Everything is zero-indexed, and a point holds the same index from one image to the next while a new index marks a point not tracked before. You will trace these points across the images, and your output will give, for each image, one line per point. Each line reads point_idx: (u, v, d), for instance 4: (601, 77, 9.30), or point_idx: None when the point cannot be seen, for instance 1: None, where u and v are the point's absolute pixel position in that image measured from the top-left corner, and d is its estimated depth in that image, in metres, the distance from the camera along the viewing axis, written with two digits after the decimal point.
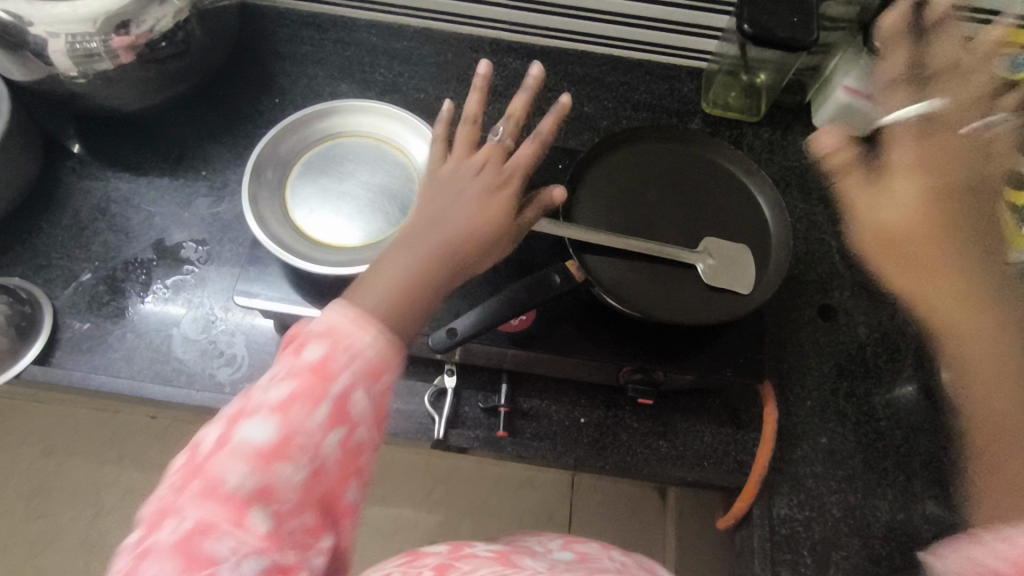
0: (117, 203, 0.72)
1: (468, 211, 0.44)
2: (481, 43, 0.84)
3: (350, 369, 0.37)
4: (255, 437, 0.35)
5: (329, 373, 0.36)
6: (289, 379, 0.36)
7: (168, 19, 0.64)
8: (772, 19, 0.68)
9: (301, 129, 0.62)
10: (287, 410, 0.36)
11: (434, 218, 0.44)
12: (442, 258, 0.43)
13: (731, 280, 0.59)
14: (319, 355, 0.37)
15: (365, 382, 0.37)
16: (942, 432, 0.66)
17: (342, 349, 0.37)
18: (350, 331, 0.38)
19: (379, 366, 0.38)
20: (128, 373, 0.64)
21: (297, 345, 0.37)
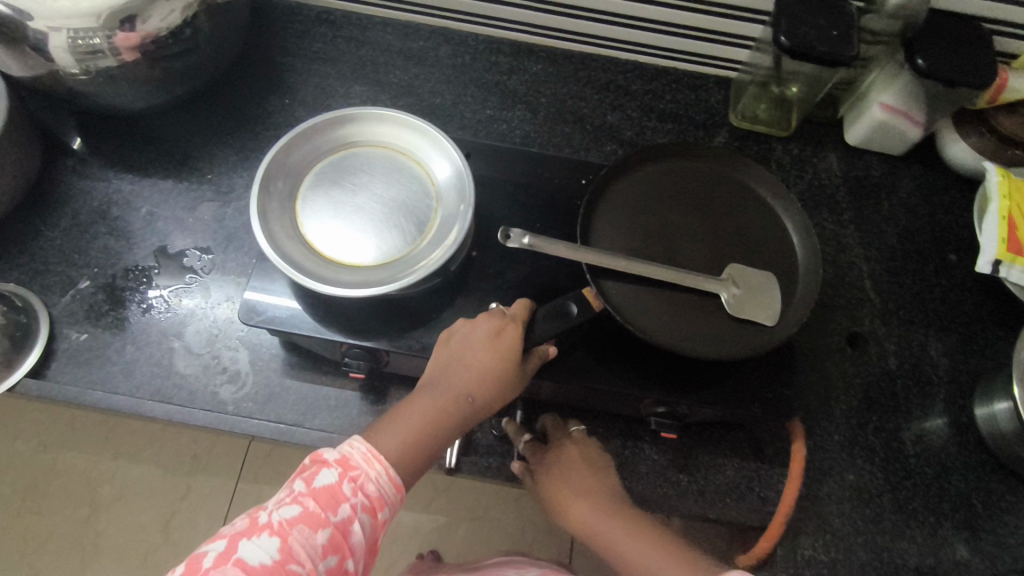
0: (117, 206, 0.69)
1: (468, 378, 0.50)
2: (501, 46, 0.81)
3: (354, 501, 0.42)
4: (256, 554, 0.39)
5: (338, 500, 0.42)
6: (299, 503, 0.41)
7: (176, 15, 0.61)
8: (811, 32, 0.64)
9: (315, 137, 0.59)
10: (292, 532, 0.40)
11: (441, 379, 0.51)
12: (443, 418, 0.50)
13: (756, 311, 0.55)
14: (332, 481, 0.42)
15: (364, 514, 0.42)
16: (973, 470, 0.63)
17: (353, 478, 0.43)
18: (363, 465, 0.44)
19: (381, 500, 0.44)
20: (127, 388, 0.61)
21: (315, 468, 0.43)
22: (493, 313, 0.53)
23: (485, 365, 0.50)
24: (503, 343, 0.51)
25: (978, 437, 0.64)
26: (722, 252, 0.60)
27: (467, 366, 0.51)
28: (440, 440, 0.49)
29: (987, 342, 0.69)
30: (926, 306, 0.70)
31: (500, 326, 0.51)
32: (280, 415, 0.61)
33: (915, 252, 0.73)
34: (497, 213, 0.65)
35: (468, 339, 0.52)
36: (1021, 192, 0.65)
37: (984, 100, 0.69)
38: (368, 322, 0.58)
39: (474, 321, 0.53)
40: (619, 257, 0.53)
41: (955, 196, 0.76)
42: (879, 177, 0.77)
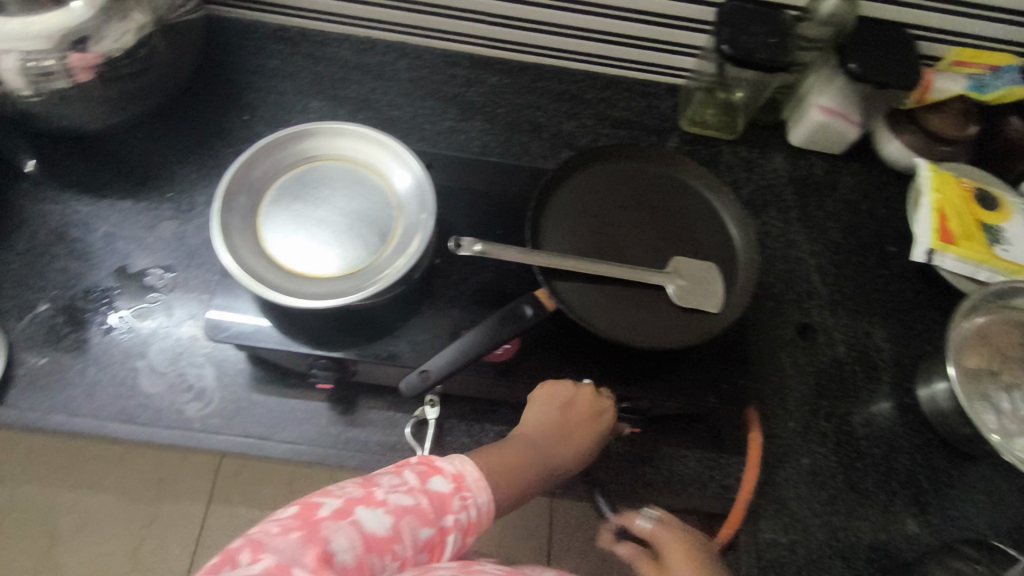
0: (74, 227, 0.68)
1: (565, 439, 0.56)
2: (457, 59, 0.83)
3: (457, 516, 0.46)
4: (370, 526, 0.42)
5: (446, 507, 0.45)
6: (412, 496, 0.44)
7: (130, 34, 0.62)
8: (751, 40, 0.68)
9: (274, 153, 0.60)
10: (405, 519, 0.43)
11: (536, 444, 0.55)
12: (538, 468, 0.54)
13: (700, 300, 0.58)
14: (445, 489, 0.46)
15: (459, 533, 0.46)
16: (919, 448, 0.67)
17: (462, 496, 0.46)
18: (474, 488, 0.47)
19: (475, 525, 0.47)
20: (90, 410, 0.60)
21: (432, 472, 0.46)
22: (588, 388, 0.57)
23: (577, 430, 0.56)
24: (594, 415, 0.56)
25: (922, 416, 0.68)
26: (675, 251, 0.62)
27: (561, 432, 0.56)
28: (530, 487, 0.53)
29: (926, 327, 0.73)
30: (869, 295, 0.74)
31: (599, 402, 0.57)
32: (247, 429, 0.61)
33: (857, 246, 0.77)
34: (459, 221, 0.67)
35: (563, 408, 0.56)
36: (950, 186, 0.70)
37: (913, 100, 0.74)
38: (333, 333, 0.58)
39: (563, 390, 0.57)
40: (567, 259, 0.56)
41: (893, 190, 0.80)
42: (821, 176, 0.81)
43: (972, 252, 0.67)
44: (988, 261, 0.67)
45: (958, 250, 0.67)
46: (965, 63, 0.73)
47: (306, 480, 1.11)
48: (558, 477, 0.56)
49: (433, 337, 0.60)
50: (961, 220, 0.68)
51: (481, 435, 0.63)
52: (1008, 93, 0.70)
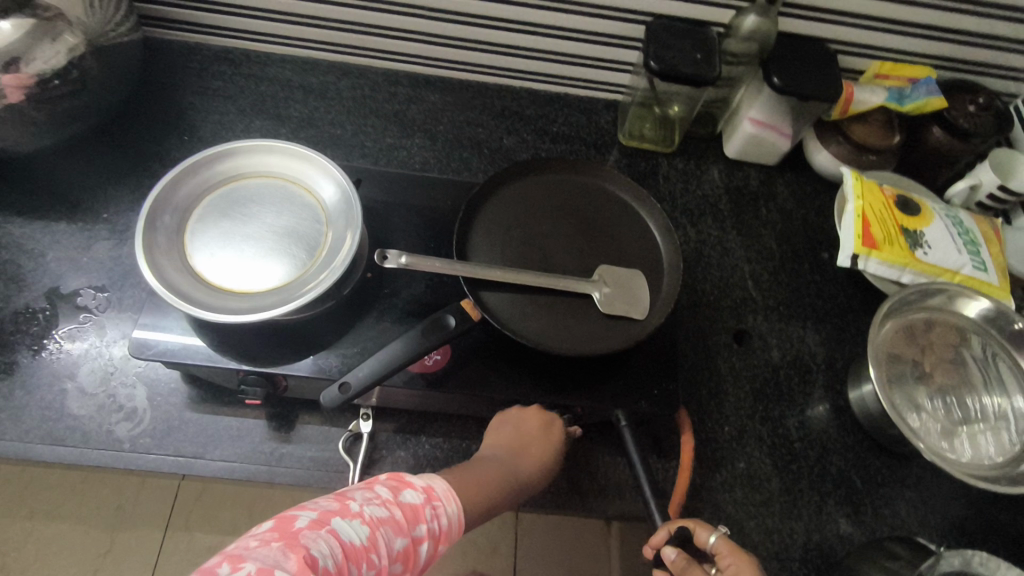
0: (7, 249, 0.68)
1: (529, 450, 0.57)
2: (399, 78, 0.85)
3: (429, 526, 0.46)
4: (349, 535, 0.41)
5: (419, 518, 0.46)
6: (387, 507, 0.44)
7: (59, 56, 0.63)
8: (677, 56, 0.70)
9: (202, 172, 0.60)
10: (380, 529, 0.43)
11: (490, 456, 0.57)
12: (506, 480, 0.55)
13: (625, 307, 0.59)
14: (417, 501, 0.46)
15: (433, 542, 0.46)
16: (852, 449, 0.68)
17: (433, 507, 0.47)
18: (444, 499, 0.47)
19: (446, 535, 0.47)
20: (15, 434, 0.59)
21: (404, 486, 0.47)
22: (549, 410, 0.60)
23: (538, 446, 0.58)
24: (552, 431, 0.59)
25: (853, 417, 0.69)
26: (602, 260, 0.64)
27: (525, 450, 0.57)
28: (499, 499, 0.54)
29: (858, 330, 0.75)
30: (803, 301, 0.76)
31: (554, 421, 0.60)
32: (179, 448, 0.60)
33: (791, 252, 0.79)
34: (395, 235, 0.68)
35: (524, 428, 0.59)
36: (873, 193, 0.72)
37: (837, 111, 0.76)
38: (262, 348, 0.59)
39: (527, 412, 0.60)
40: (491, 269, 0.57)
41: (825, 199, 0.83)
42: (756, 185, 0.83)
43: (894, 256, 0.70)
44: (909, 264, 0.70)
45: (881, 254, 0.69)
46: (885, 76, 0.77)
47: (264, 503, 1.09)
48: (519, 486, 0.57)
49: (365, 349, 0.60)
50: (884, 226, 0.71)
51: (417, 448, 0.63)
52: (926, 103, 0.74)
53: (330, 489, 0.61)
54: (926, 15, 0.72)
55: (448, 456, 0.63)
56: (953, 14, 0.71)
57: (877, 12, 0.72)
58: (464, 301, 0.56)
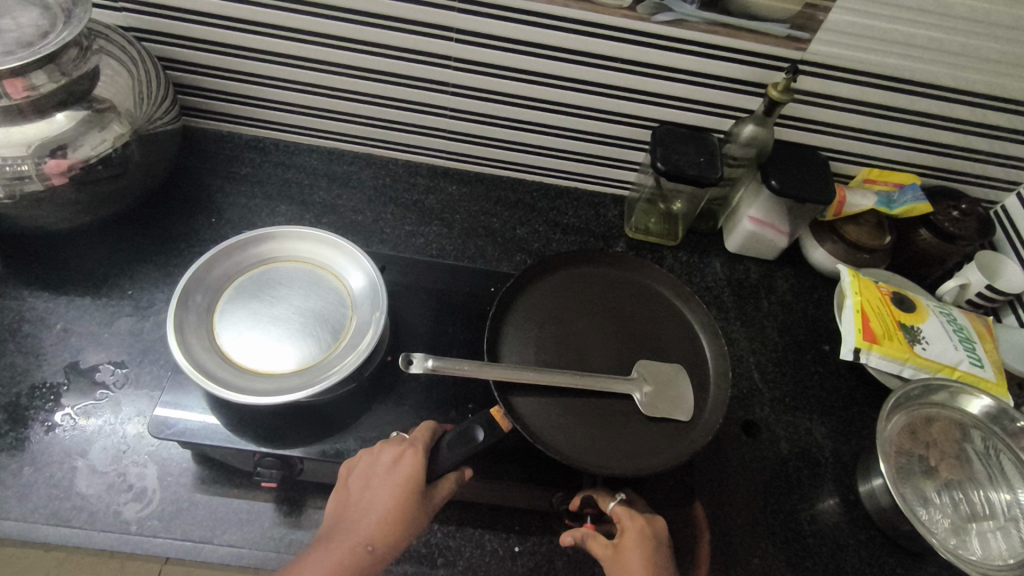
0: (30, 322, 0.69)
1: (373, 500, 0.54)
2: (418, 169, 0.90)
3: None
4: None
5: None
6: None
7: (106, 143, 0.66)
8: (682, 158, 0.75)
9: (235, 255, 0.64)
10: None
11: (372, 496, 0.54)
12: (346, 559, 0.52)
13: (669, 409, 0.62)
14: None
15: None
16: (865, 546, 0.68)
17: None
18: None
19: None
20: (20, 513, 0.58)
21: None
22: (393, 442, 0.57)
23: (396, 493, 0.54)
24: (406, 466, 0.54)
25: (865, 513, 0.69)
26: (634, 356, 0.67)
27: (371, 503, 0.53)
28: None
29: (863, 423, 0.76)
30: (808, 392, 0.78)
31: (401, 452, 0.55)
32: (187, 532, 0.59)
33: (794, 344, 0.82)
34: (412, 318, 0.70)
35: (373, 472, 0.55)
36: (870, 290, 0.76)
37: (831, 213, 0.81)
38: (281, 429, 0.59)
39: (378, 445, 0.57)
40: (523, 371, 0.60)
41: (823, 293, 0.87)
42: (757, 279, 0.87)
43: (895, 350, 0.72)
44: (910, 359, 0.72)
45: (881, 348, 0.72)
46: (874, 180, 0.83)
47: None
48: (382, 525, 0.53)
49: (382, 434, 0.61)
50: (883, 321, 0.74)
51: (429, 536, 0.61)
52: (913, 207, 0.79)
53: None
54: (910, 129, 0.78)
55: (461, 547, 0.61)
56: (934, 130, 0.78)
57: (865, 126, 0.78)
58: (495, 409, 0.57)
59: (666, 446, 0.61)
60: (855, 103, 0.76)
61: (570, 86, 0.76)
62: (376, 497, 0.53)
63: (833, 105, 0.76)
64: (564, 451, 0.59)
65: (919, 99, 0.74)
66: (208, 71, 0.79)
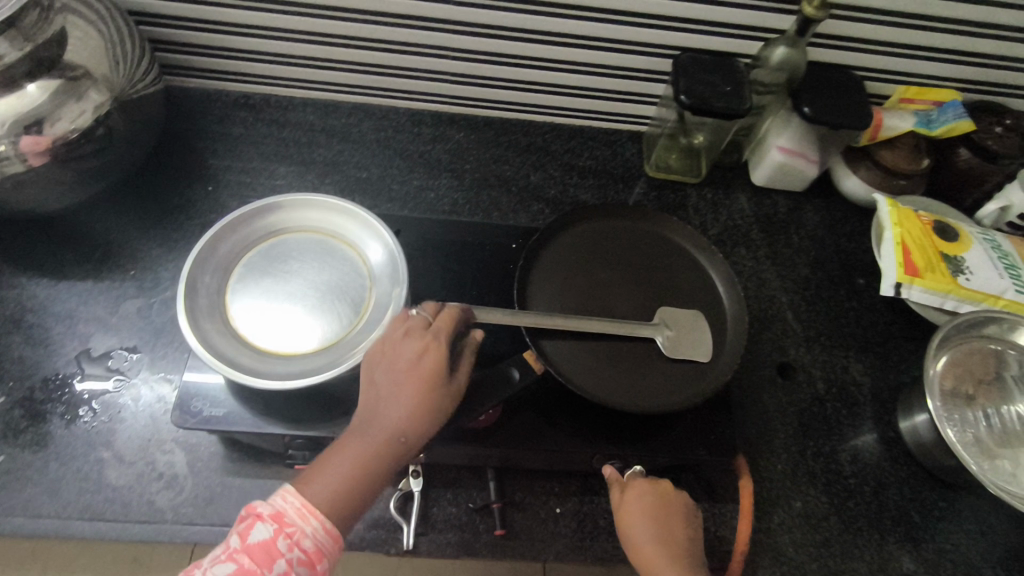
0: (33, 311, 0.66)
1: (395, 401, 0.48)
2: (422, 117, 0.84)
3: (291, 556, 0.42)
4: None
5: (273, 554, 0.42)
6: (234, 559, 0.41)
7: (86, 114, 0.61)
8: (707, 89, 0.69)
9: (240, 228, 0.59)
10: None
11: (394, 392, 0.48)
12: (371, 457, 0.47)
13: (691, 349, 0.59)
14: (266, 536, 0.42)
15: (304, 567, 0.42)
16: (906, 482, 0.67)
17: (288, 534, 0.43)
18: (298, 521, 0.44)
19: (318, 553, 0.43)
20: (52, 509, 0.57)
21: (248, 524, 0.43)
22: (413, 333, 0.50)
23: (419, 389, 0.48)
24: (429, 362, 0.49)
25: (906, 449, 0.68)
26: (655, 301, 0.64)
27: (394, 402, 0.48)
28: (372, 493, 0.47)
29: (901, 358, 0.74)
30: (843, 329, 0.75)
31: (422, 348, 0.49)
32: (224, 516, 0.58)
33: (826, 279, 0.79)
34: (431, 282, 0.66)
35: (392, 368, 0.49)
36: (910, 221, 0.72)
37: (865, 137, 0.76)
38: (306, 410, 0.56)
39: (391, 338, 0.50)
40: (554, 319, 0.56)
41: (854, 225, 0.83)
42: (786, 213, 0.83)
43: (937, 283, 0.69)
44: (953, 291, 0.69)
45: (924, 282, 0.69)
46: (910, 100, 0.76)
47: None
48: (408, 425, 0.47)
49: None
50: (924, 253, 0.70)
51: (467, 502, 0.61)
52: (954, 127, 0.73)
53: (380, 552, 0.58)
54: (953, 41, 0.72)
55: (490, 506, 0.60)
56: (978, 40, 0.71)
57: (905, 40, 0.72)
58: (527, 352, 0.55)
59: (685, 388, 0.58)
60: (892, 14, 0.69)
61: (582, 15, 0.70)
62: (398, 394, 0.48)
63: (870, 18, 0.69)
64: (597, 395, 0.56)
65: (967, 6, 0.67)
66: (185, 23, 0.72)
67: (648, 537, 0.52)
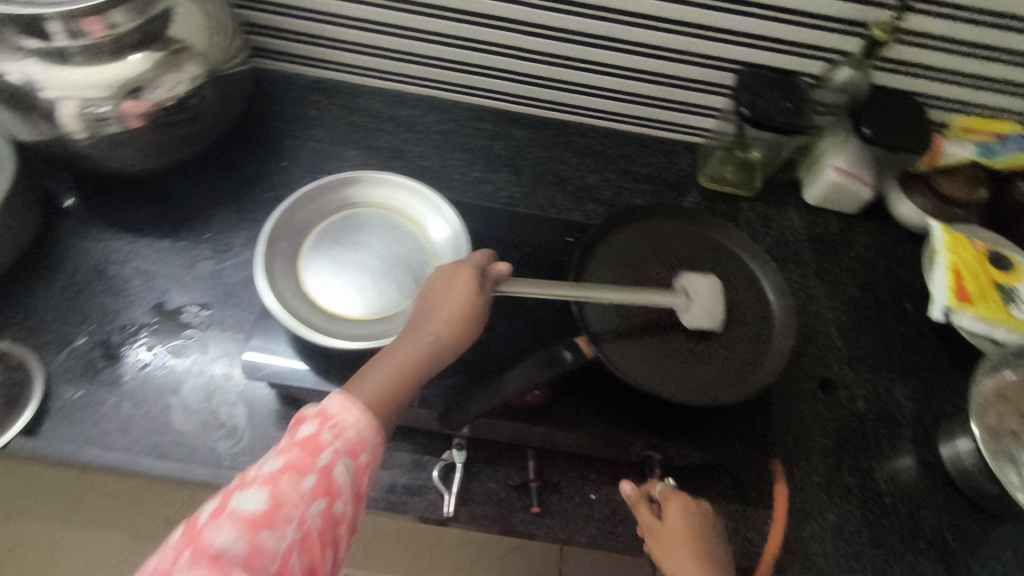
0: (115, 264, 0.70)
1: (435, 323, 0.51)
2: (486, 113, 0.87)
3: (336, 447, 0.41)
4: (246, 506, 0.38)
5: (319, 447, 0.41)
6: (280, 456, 0.40)
7: (182, 85, 0.66)
8: (769, 104, 0.70)
9: (317, 200, 0.63)
10: (280, 485, 0.39)
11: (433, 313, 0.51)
12: (411, 363, 0.49)
13: (707, 317, 0.61)
14: (310, 432, 0.41)
15: (349, 457, 0.41)
16: (943, 506, 0.67)
17: (333, 426, 0.42)
18: (340, 413, 0.42)
19: (362, 444, 0.42)
20: (122, 446, 0.60)
21: (292, 425, 0.42)
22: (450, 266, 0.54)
23: (454, 307, 0.51)
24: (463, 287, 0.52)
25: (945, 474, 0.68)
26: None
27: (435, 317, 0.51)
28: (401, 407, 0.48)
29: (945, 384, 0.74)
30: (888, 351, 0.76)
31: (457, 276, 0.53)
32: None
33: (873, 301, 0.79)
34: None
35: (432, 293, 0.53)
36: (963, 248, 0.72)
37: (925, 163, 0.77)
38: None
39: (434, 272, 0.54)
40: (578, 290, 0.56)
41: (905, 250, 0.83)
42: (836, 233, 0.84)
43: (990, 312, 0.69)
44: (1006, 321, 0.69)
45: (976, 310, 0.69)
46: (973, 130, 0.75)
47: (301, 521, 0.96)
48: (447, 337, 0.50)
49: (464, 381, 0.60)
50: (976, 281, 0.71)
51: (507, 479, 0.63)
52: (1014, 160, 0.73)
53: (422, 517, 0.61)
54: (1019, 74, 0.72)
55: (527, 485, 0.62)
56: None
57: (971, 70, 0.73)
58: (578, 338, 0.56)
59: (733, 387, 0.60)
60: (960, 44, 0.70)
61: (650, 24, 0.72)
62: (437, 311, 0.51)
63: (937, 45, 0.70)
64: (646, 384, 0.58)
65: None
66: (275, 9, 0.77)
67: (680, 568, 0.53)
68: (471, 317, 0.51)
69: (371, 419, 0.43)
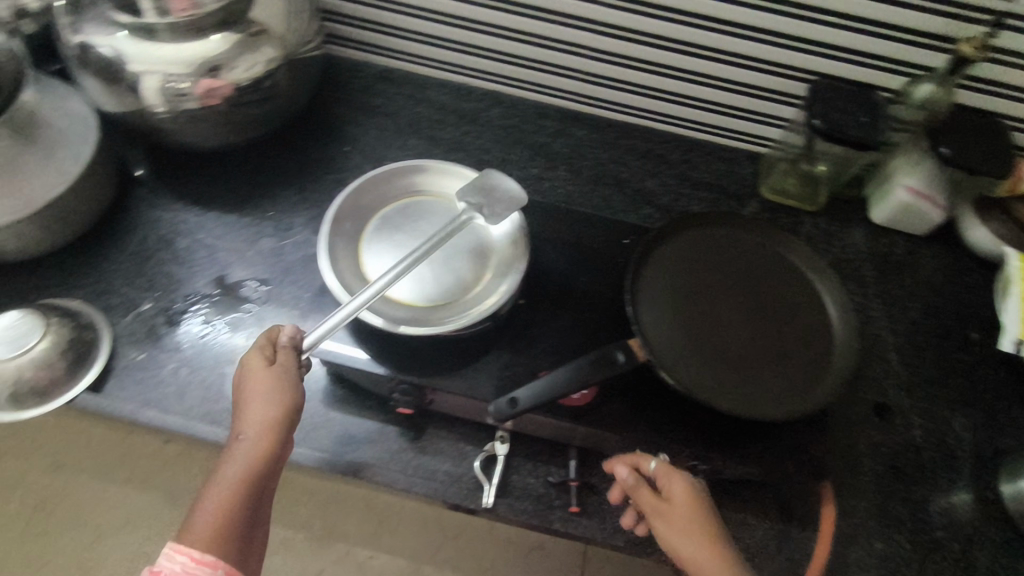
0: (181, 235, 0.73)
1: (236, 421, 0.51)
2: (548, 111, 0.87)
3: None
4: None
5: None
6: None
7: (259, 66, 0.67)
8: (843, 117, 0.68)
9: (380, 185, 0.65)
10: None
11: (250, 414, 0.50)
12: (251, 478, 0.48)
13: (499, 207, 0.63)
14: None
15: None
16: (999, 547, 0.64)
17: None
18: (166, 562, 0.44)
19: None
20: (179, 410, 0.63)
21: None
22: (256, 359, 0.53)
23: (260, 405, 0.50)
24: (271, 388, 0.51)
25: (1004, 514, 0.65)
26: (765, 313, 0.64)
27: (247, 422, 0.50)
28: (255, 510, 0.49)
29: (1010, 420, 0.70)
30: (950, 380, 0.73)
31: (259, 370, 0.52)
32: (323, 445, 0.62)
33: (937, 327, 0.76)
34: (543, 264, 0.69)
35: (249, 391, 0.51)
36: None
37: (1005, 187, 0.74)
38: (418, 359, 0.60)
39: (253, 367, 0.52)
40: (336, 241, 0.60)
41: (976, 277, 0.79)
42: (902, 255, 0.81)
43: None
44: None
45: None
46: None
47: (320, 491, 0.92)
48: (263, 440, 0.49)
49: (513, 374, 0.60)
50: None
51: (548, 476, 0.63)
52: None
53: (461, 506, 0.61)
54: None
55: (568, 483, 0.61)
56: None
57: None
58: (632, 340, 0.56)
59: (786, 402, 0.58)
60: None
61: (724, 29, 0.71)
62: (262, 410, 0.50)
63: None
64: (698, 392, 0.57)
65: None
66: None
67: (693, 550, 0.49)
68: (284, 416, 0.51)
69: (198, 557, 0.45)
